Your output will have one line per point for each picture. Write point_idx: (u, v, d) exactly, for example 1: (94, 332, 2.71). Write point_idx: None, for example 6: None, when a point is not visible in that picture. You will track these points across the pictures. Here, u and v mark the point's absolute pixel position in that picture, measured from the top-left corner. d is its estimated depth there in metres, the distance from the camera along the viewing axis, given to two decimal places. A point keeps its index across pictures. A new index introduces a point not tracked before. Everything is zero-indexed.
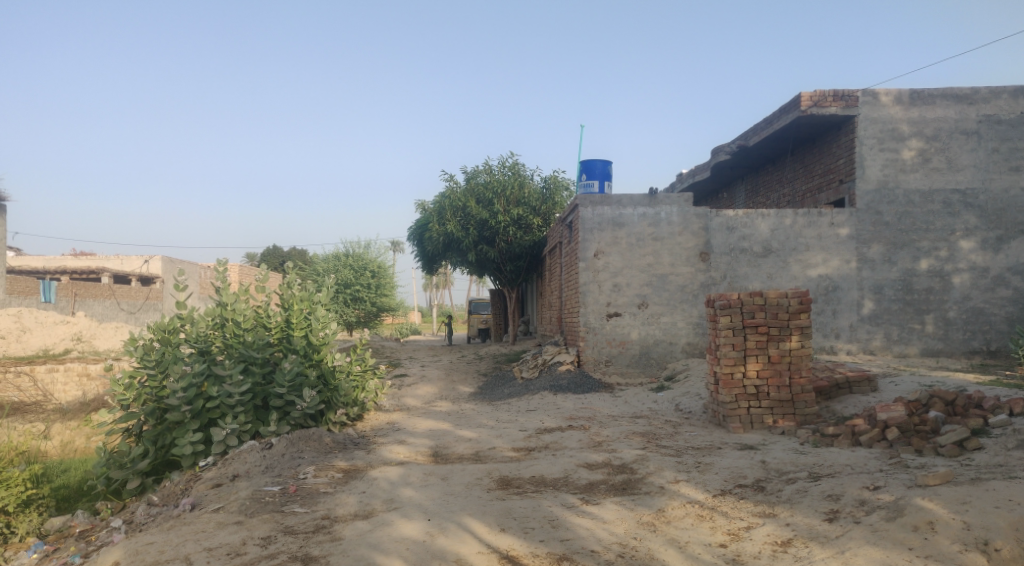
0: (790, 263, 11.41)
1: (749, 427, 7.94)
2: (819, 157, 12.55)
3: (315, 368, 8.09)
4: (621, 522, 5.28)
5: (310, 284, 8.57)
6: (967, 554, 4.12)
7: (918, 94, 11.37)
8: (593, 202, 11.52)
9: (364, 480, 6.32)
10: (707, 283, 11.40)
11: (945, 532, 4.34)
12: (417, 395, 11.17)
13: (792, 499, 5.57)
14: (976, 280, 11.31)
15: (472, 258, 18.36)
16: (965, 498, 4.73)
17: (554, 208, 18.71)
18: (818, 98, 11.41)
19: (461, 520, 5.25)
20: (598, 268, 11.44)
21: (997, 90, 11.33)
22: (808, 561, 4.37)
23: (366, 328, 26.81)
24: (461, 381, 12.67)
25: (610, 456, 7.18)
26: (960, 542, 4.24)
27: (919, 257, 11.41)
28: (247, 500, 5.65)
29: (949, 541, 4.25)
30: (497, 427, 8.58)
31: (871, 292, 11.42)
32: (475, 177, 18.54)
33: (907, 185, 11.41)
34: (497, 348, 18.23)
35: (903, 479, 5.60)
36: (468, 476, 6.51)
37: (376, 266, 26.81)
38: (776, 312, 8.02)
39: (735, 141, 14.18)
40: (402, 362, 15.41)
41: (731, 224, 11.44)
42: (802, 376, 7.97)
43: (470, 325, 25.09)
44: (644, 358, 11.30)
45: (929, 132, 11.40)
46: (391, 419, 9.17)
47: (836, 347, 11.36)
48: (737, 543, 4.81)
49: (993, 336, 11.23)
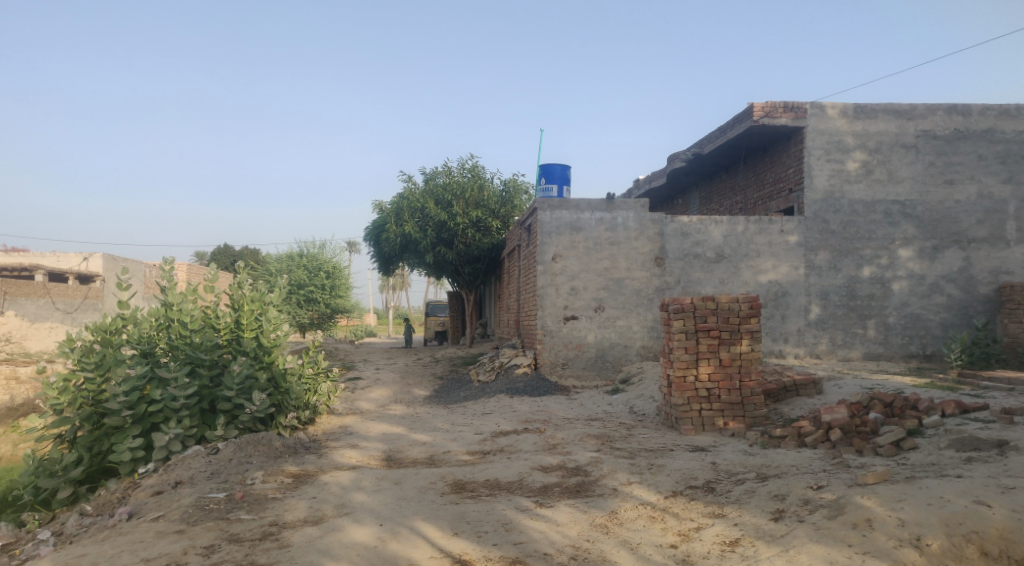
0: (740, 269, 11.66)
1: (701, 429, 8.08)
2: (770, 166, 12.90)
3: (266, 370, 7.77)
4: (574, 524, 5.31)
5: (262, 284, 8.24)
6: (901, 550, 4.27)
7: (862, 109, 11.77)
8: (552, 206, 11.55)
9: (315, 485, 6.22)
10: (661, 287, 11.57)
11: (882, 529, 4.49)
12: (371, 398, 11.02)
13: (740, 499, 5.70)
14: (914, 287, 11.75)
15: (430, 259, 18.14)
16: (902, 495, 4.90)
17: (513, 212, 18.77)
18: (770, 109, 11.72)
19: (413, 525, 5.21)
20: (555, 271, 11.49)
21: (934, 107, 11.80)
22: (755, 560, 4.47)
23: (319, 329, 26.29)
24: (416, 384, 12.55)
25: (565, 458, 7.25)
26: (895, 538, 4.39)
27: (862, 264, 11.79)
28: (190, 507, 5.48)
29: (886, 538, 4.40)
30: (453, 430, 8.53)
31: (818, 298, 11.75)
32: (433, 179, 18.45)
33: (851, 195, 11.79)
34: (453, 351, 18.09)
35: (845, 478, 5.79)
36: (422, 481, 6.47)
37: (330, 266, 26.35)
38: (728, 317, 8.20)
39: (690, 149, 14.44)
40: (356, 364, 15.23)
41: (685, 230, 11.63)
42: (751, 379, 8.16)
43: (426, 327, 24.86)
44: (600, 361, 11.41)
45: (872, 145, 11.81)
46: (344, 423, 9.01)
47: (784, 351, 11.66)
48: (688, 543, 4.90)
49: (929, 341, 11.67)
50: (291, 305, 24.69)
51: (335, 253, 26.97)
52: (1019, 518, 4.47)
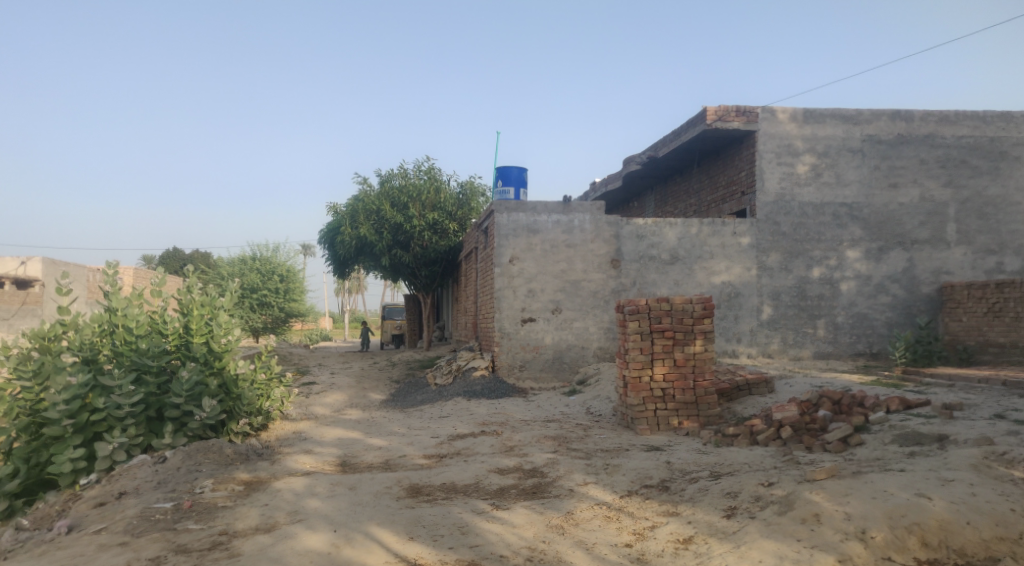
0: (694, 270, 11.85)
1: (656, 429, 8.19)
2: (723, 170, 13.16)
3: (216, 376, 7.61)
4: (530, 526, 5.33)
5: (212, 289, 8.11)
6: (847, 543, 4.38)
7: (810, 113, 12.08)
8: (509, 208, 11.56)
9: (267, 492, 6.12)
10: (618, 289, 11.69)
11: (829, 523, 4.60)
12: (326, 403, 10.88)
13: (694, 497, 5.80)
14: (861, 287, 12.10)
15: (386, 263, 18.01)
16: (847, 490, 5.04)
17: (470, 214, 18.80)
18: (722, 113, 11.95)
19: (368, 530, 5.17)
20: (512, 274, 11.51)
21: (879, 112, 12.18)
22: (707, 557, 4.55)
23: (274, 334, 25.89)
24: (372, 388, 12.44)
25: (522, 460, 7.27)
26: (841, 532, 4.50)
27: (811, 265, 12.09)
28: (135, 518, 5.34)
29: (832, 531, 4.52)
30: (409, 434, 8.49)
31: (770, 298, 12.02)
32: (389, 181, 18.33)
33: (801, 198, 12.08)
34: (410, 354, 17.98)
35: (794, 475, 5.93)
36: (377, 485, 6.42)
37: (285, 270, 25.94)
38: (681, 317, 8.33)
39: (644, 153, 14.64)
40: (311, 369, 15.00)
41: (641, 232, 11.77)
42: (705, 379, 8.30)
43: (384, 331, 24.66)
44: (557, 363, 11.48)
45: (820, 149, 12.13)
46: (298, 428, 8.88)
47: (737, 351, 11.89)
48: (642, 542, 4.96)
49: (876, 339, 12.04)
50: (244, 309, 24.27)
51: (289, 256, 26.49)
52: (957, 510, 4.62)
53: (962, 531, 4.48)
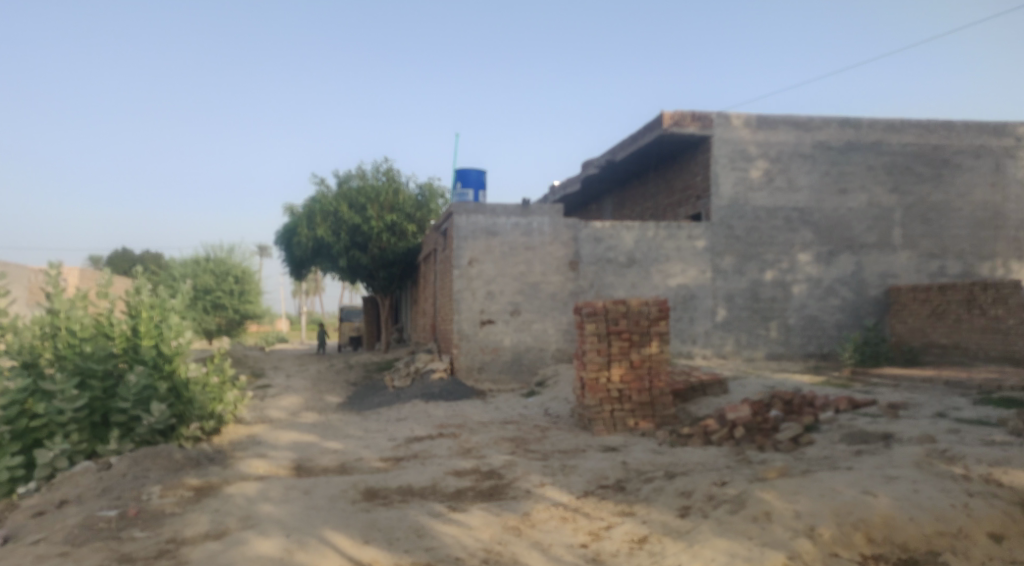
0: (651, 273, 12.01)
1: (613, 430, 8.29)
2: (679, 174, 13.38)
3: (166, 380, 7.44)
4: (486, 528, 5.34)
5: (164, 290, 7.88)
6: (797, 540, 4.48)
7: (764, 119, 12.36)
8: (468, 210, 11.56)
9: (218, 497, 6.01)
10: (576, 291, 11.79)
11: (779, 521, 4.73)
12: (281, 406, 10.73)
13: (649, 497, 5.88)
14: (811, 290, 12.42)
15: (344, 264, 17.80)
16: (797, 489, 5.17)
17: (429, 216, 18.76)
18: (679, 118, 12.14)
19: (322, 535, 5.12)
20: (471, 276, 11.52)
21: (829, 119, 12.52)
22: (661, 556, 4.62)
23: (227, 336, 25.45)
24: (329, 391, 12.31)
25: (479, 462, 7.28)
26: (791, 529, 4.61)
27: (764, 268, 12.36)
28: (77, 528, 5.19)
29: (782, 529, 4.63)
30: (366, 437, 8.43)
31: (724, 300, 12.25)
32: (347, 181, 18.08)
33: (754, 203, 12.35)
34: (367, 357, 17.83)
35: (746, 474, 6.06)
36: (332, 489, 6.36)
37: (240, 271, 25.40)
38: (638, 319, 8.44)
39: (602, 156, 14.79)
40: (265, 372, 14.75)
41: (598, 235, 11.89)
42: (661, 380, 8.43)
43: (341, 333, 24.39)
44: (516, 365, 11.52)
45: (773, 154, 12.41)
46: (251, 432, 8.74)
47: (692, 352, 12.10)
48: (598, 542, 5.02)
49: (825, 341, 12.37)
50: (197, 312, 23.77)
51: (245, 256, 25.98)
52: (902, 505, 4.70)
53: (905, 526, 4.53)
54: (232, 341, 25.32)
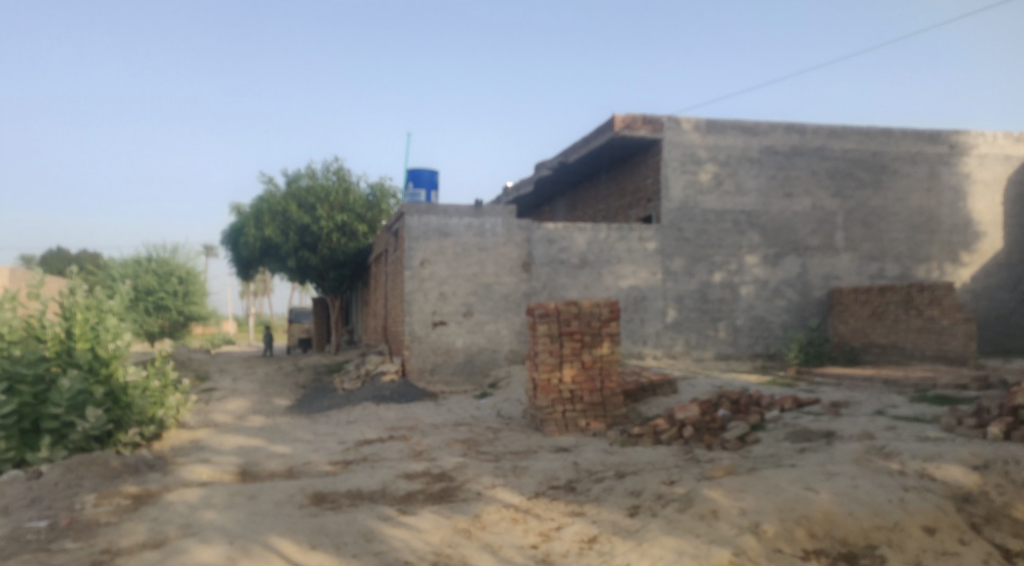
0: (603, 274, 12.13)
1: (564, 430, 8.32)
2: (630, 177, 13.55)
3: (103, 384, 7.17)
4: (436, 531, 5.29)
5: (101, 291, 7.62)
6: (742, 537, 4.56)
7: (712, 124, 12.61)
8: (420, 211, 11.48)
9: (158, 505, 5.83)
10: (528, 292, 11.82)
11: (725, 519, 4.81)
12: (227, 410, 10.46)
13: (599, 497, 5.93)
14: (758, 291, 12.71)
15: (293, 265, 17.49)
16: (743, 486, 5.27)
17: (380, 216, 18.59)
18: (630, 121, 12.30)
19: (267, 541, 5.00)
20: (423, 277, 11.44)
21: (775, 125, 12.84)
22: (610, 556, 4.65)
23: (170, 338, 24.75)
24: (277, 394, 12.06)
25: (430, 465, 7.23)
26: (737, 526, 4.70)
27: (713, 270, 12.60)
28: (4, 540, 4.96)
29: (728, 526, 4.71)
30: (314, 441, 8.29)
31: (674, 302, 12.44)
32: (296, 180, 17.76)
33: (703, 205, 12.58)
34: (317, 359, 17.55)
35: (694, 473, 6.16)
36: (279, 494, 6.23)
37: (184, 271, 24.68)
38: (590, 321, 8.49)
39: (555, 158, 14.88)
40: (211, 375, 14.36)
41: (551, 236, 11.94)
42: (612, 380, 8.51)
43: (290, 335, 23.95)
44: (468, 366, 11.49)
45: (721, 158, 12.66)
46: (195, 437, 8.50)
47: (643, 353, 12.25)
48: (548, 543, 5.03)
49: (771, 341, 12.68)
50: (137, 313, 23.05)
51: (189, 257, 25.28)
52: (842, 501, 4.83)
53: (845, 521, 4.66)
54: (175, 344, 24.61)
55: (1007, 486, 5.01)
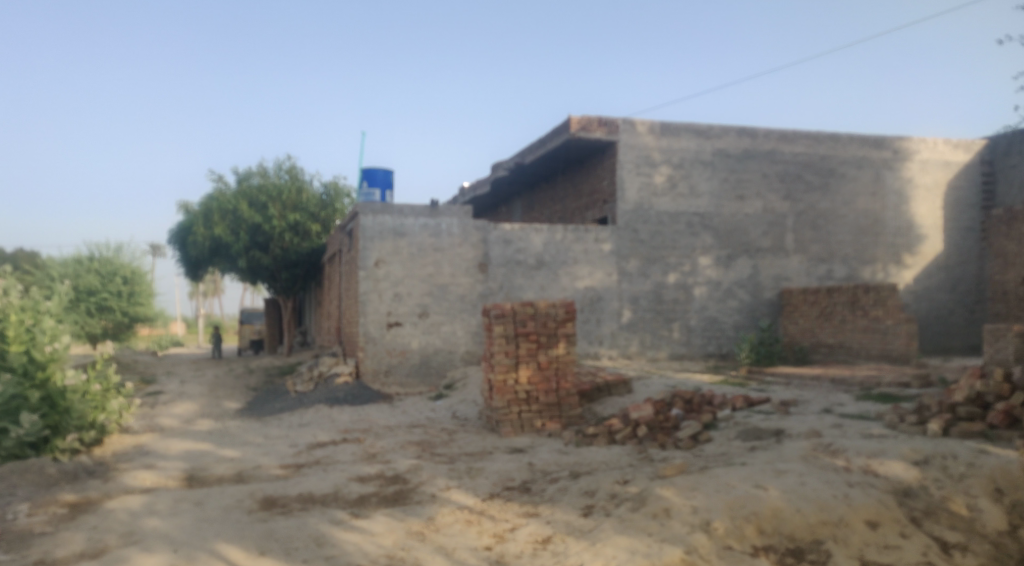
0: (559, 275, 12.19)
1: (520, 431, 8.34)
2: (586, 178, 13.64)
3: (39, 389, 6.93)
4: (390, 534, 5.23)
5: (38, 291, 7.35)
6: (693, 535, 4.61)
7: (667, 127, 12.77)
8: (374, 210, 11.35)
9: (98, 513, 5.63)
10: (485, 293, 11.80)
11: (677, 517, 4.85)
12: (174, 414, 10.18)
13: (553, 498, 5.93)
14: (711, 292, 12.93)
15: (243, 265, 17.10)
16: (695, 485, 5.34)
17: (334, 215, 18.35)
18: (585, 123, 12.39)
19: (214, 548, 4.87)
20: (378, 277, 11.31)
21: (727, 128, 13.07)
22: (563, 556, 4.65)
23: (114, 340, 24.00)
24: (227, 397, 11.80)
25: (384, 467, 7.15)
26: (688, 524, 4.75)
27: (667, 271, 12.76)
28: None
29: (680, 525, 4.75)
30: (265, 444, 8.13)
31: (629, 302, 12.56)
32: (247, 179, 17.38)
33: (658, 207, 12.74)
34: (269, 361, 17.22)
35: (647, 472, 6.22)
36: (227, 499, 6.07)
37: (128, 271, 23.98)
38: (546, 321, 8.48)
39: (511, 159, 14.90)
40: (157, 378, 13.95)
41: (508, 237, 11.94)
42: (567, 381, 8.54)
43: (241, 336, 23.46)
44: (424, 367, 11.41)
45: (675, 161, 12.83)
46: (138, 442, 8.24)
47: (599, 353, 12.35)
48: (502, 544, 5.00)
49: (724, 341, 12.92)
50: (79, 314, 22.27)
51: (134, 256, 24.59)
52: (789, 498, 4.93)
53: (792, 518, 4.75)
54: (119, 346, 23.87)
55: (944, 480, 5.23)
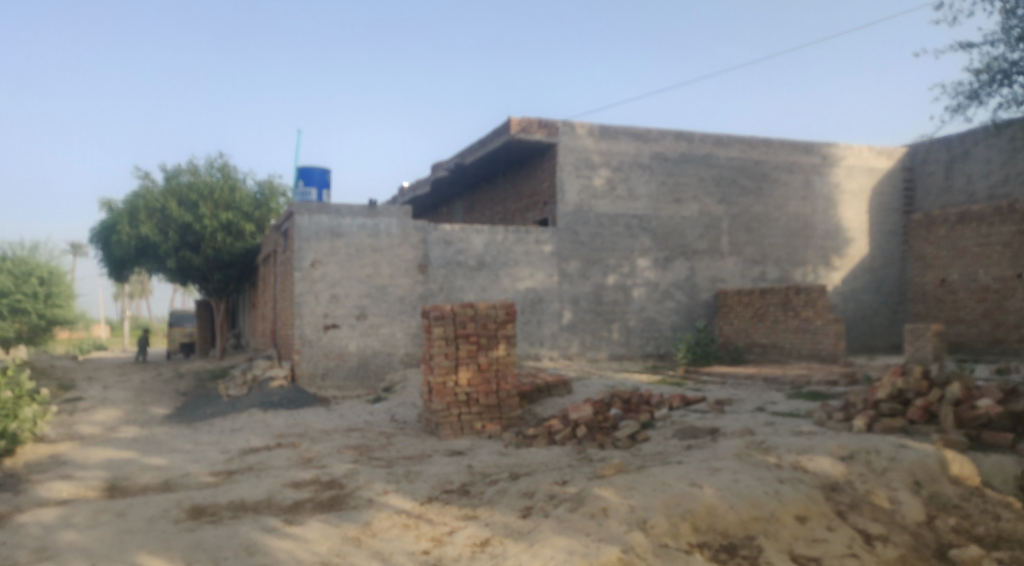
0: (500, 277, 12.18)
1: (460, 433, 8.26)
2: (527, 180, 13.68)
3: None
4: (324, 540, 5.09)
5: None
6: (630, 534, 4.63)
7: (606, 130, 12.91)
8: (310, 210, 11.10)
9: (7, 528, 5.29)
10: (425, 294, 11.70)
11: (615, 516, 4.87)
12: (95, 421, 9.71)
13: (492, 500, 5.89)
14: (650, 293, 13.15)
15: (172, 265, 16.59)
16: (632, 484, 5.38)
17: (269, 215, 17.87)
18: (525, 125, 12.43)
19: (135, 561, 4.64)
20: (314, 278, 11.06)
21: (665, 132, 13.31)
22: (501, 558, 4.61)
23: (30, 344, 22.77)
24: (154, 402, 11.34)
25: (319, 472, 6.98)
26: (626, 523, 4.77)
27: (607, 272, 12.91)
28: None
29: (618, 524, 4.77)
30: (194, 451, 7.83)
31: (569, 303, 12.65)
32: (176, 176, 16.58)
33: (597, 209, 12.87)
34: (200, 364, 16.65)
35: (585, 472, 6.24)
36: (152, 510, 5.81)
37: (45, 271, 22.89)
38: (486, 323, 8.41)
39: (451, 160, 14.81)
40: (78, 384, 13.28)
41: (448, 238, 11.86)
42: (507, 382, 8.52)
43: (171, 339, 22.61)
44: (362, 370, 11.23)
45: (614, 164, 12.99)
46: (55, 451, 7.82)
47: (540, 354, 12.39)
48: (440, 548, 4.93)
49: (662, 341, 13.15)
50: None
51: (52, 256, 23.48)
52: (724, 495, 5.01)
53: (726, 514, 4.83)
54: (35, 350, 22.66)
55: (868, 474, 5.43)
